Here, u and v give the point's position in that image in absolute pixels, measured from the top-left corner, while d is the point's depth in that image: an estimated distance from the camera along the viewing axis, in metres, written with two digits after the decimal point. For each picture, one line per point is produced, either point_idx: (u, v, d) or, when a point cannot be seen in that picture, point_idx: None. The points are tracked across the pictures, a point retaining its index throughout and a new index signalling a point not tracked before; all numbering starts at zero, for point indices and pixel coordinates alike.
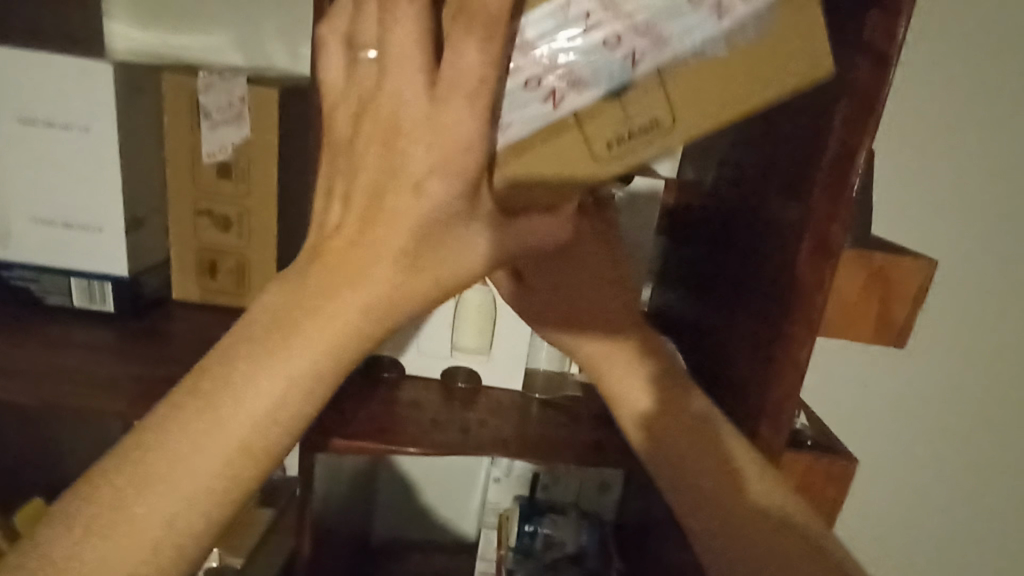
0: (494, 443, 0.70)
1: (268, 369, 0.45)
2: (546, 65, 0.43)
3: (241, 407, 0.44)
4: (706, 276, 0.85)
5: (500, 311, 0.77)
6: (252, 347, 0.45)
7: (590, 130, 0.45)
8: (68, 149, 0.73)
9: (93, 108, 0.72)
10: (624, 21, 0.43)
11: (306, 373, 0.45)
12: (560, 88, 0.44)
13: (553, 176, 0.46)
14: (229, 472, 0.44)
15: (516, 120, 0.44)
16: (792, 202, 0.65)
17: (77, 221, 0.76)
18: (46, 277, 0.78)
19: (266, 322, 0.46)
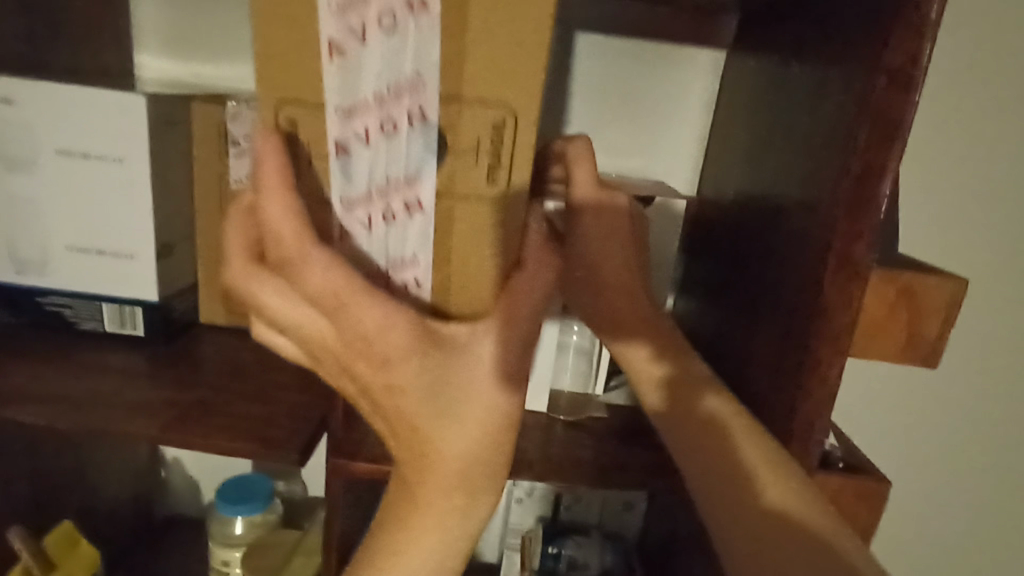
0: (520, 465, 0.70)
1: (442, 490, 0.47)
2: (380, 197, 0.46)
3: (415, 518, 0.48)
4: (727, 295, 0.85)
5: None
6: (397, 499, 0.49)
7: (464, 192, 0.49)
8: (102, 179, 0.75)
9: (126, 139, 0.74)
10: (379, 112, 0.44)
11: (445, 466, 0.47)
12: (410, 198, 0.47)
13: (491, 245, 0.50)
14: (439, 562, 0.49)
15: (412, 248, 0.48)
16: (812, 221, 0.65)
17: (110, 248, 0.78)
18: (80, 303, 0.80)
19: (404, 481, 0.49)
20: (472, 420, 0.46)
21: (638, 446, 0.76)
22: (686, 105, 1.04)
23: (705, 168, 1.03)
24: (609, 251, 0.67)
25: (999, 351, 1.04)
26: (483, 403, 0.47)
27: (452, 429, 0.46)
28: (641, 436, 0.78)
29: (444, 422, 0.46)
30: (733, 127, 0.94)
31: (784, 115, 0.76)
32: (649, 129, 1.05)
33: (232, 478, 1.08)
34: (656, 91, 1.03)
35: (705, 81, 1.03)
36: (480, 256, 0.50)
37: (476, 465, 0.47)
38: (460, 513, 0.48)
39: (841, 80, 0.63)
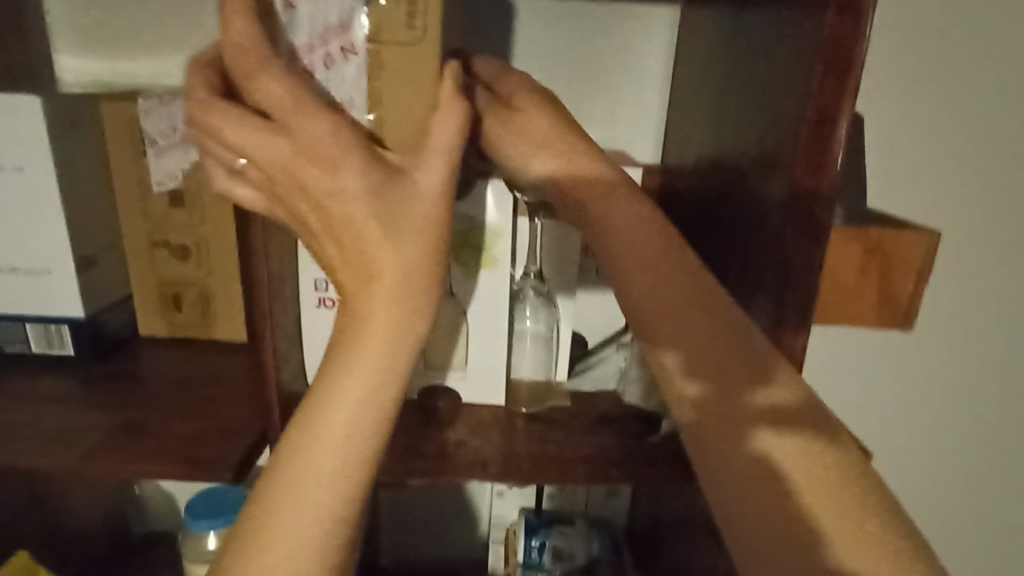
0: (476, 465, 0.65)
1: (373, 341, 0.47)
2: (320, 37, 0.49)
3: (347, 376, 0.46)
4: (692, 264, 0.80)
5: (472, 323, 0.69)
6: (330, 367, 0.47)
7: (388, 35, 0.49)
8: (5, 191, 0.70)
9: (26, 147, 0.68)
10: None
11: (384, 311, 0.47)
12: (345, 41, 0.49)
13: (416, 98, 0.51)
14: (364, 433, 0.46)
15: (351, 89, 0.50)
16: (771, 180, 0.60)
17: (24, 265, 0.72)
18: (1, 326, 0.75)
19: (335, 344, 0.48)
20: (407, 257, 0.47)
21: (608, 432, 0.71)
22: (644, 68, 0.98)
23: (668, 133, 0.97)
24: (634, 220, 0.53)
25: (991, 306, 0.98)
26: (418, 242, 0.47)
27: (390, 263, 0.47)
28: (610, 421, 0.73)
29: (380, 253, 0.47)
30: (692, 86, 0.88)
31: (740, 65, 0.70)
32: (606, 95, 0.98)
33: (199, 493, 1.04)
34: (611, 54, 0.97)
35: (662, 40, 0.97)
36: (400, 112, 0.51)
37: (412, 311, 0.47)
38: (390, 376, 0.47)
39: (792, 20, 0.58)
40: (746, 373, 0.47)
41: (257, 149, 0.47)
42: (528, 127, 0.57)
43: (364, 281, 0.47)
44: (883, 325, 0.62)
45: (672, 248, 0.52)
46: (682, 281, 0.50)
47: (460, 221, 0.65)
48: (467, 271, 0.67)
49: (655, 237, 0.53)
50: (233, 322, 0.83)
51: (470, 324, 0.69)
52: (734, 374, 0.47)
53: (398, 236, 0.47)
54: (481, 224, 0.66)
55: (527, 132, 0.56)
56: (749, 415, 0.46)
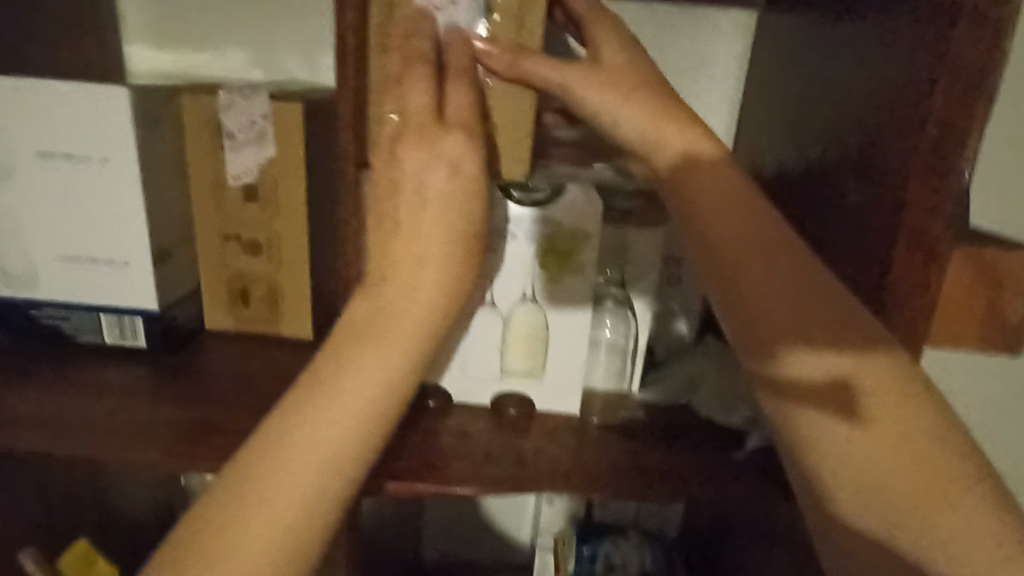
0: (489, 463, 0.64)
1: (400, 330, 0.51)
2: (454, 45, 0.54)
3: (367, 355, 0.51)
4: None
5: (553, 329, 0.67)
6: (354, 345, 0.51)
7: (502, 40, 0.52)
8: (89, 181, 0.69)
9: (110, 137, 0.67)
10: None
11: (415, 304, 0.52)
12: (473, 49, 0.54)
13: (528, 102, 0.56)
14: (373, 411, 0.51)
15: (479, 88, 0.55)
16: (881, 191, 0.57)
17: (103, 256, 0.72)
18: (76, 316, 0.75)
19: (360, 323, 0.52)
20: (438, 269, 0.52)
21: (680, 446, 0.68)
22: (715, 71, 0.95)
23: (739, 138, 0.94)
24: (718, 182, 0.52)
25: None
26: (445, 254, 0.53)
27: (422, 272, 0.53)
28: (687, 434, 0.70)
29: (415, 266, 0.52)
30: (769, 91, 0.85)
31: (835, 72, 0.68)
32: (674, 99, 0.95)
33: None
34: (682, 57, 0.94)
35: (736, 43, 0.93)
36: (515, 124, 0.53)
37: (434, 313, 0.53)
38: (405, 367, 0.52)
39: (907, 29, 0.55)
40: (793, 334, 0.47)
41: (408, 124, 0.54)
42: (634, 123, 0.54)
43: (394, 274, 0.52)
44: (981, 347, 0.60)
45: (755, 217, 0.51)
46: (755, 234, 0.50)
47: (547, 225, 0.64)
48: (551, 276, 0.66)
49: (735, 206, 0.51)
50: (299, 318, 0.82)
51: (550, 331, 0.67)
52: (781, 334, 0.48)
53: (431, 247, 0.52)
54: (567, 228, 0.64)
55: (632, 128, 0.54)
56: (790, 390, 0.47)
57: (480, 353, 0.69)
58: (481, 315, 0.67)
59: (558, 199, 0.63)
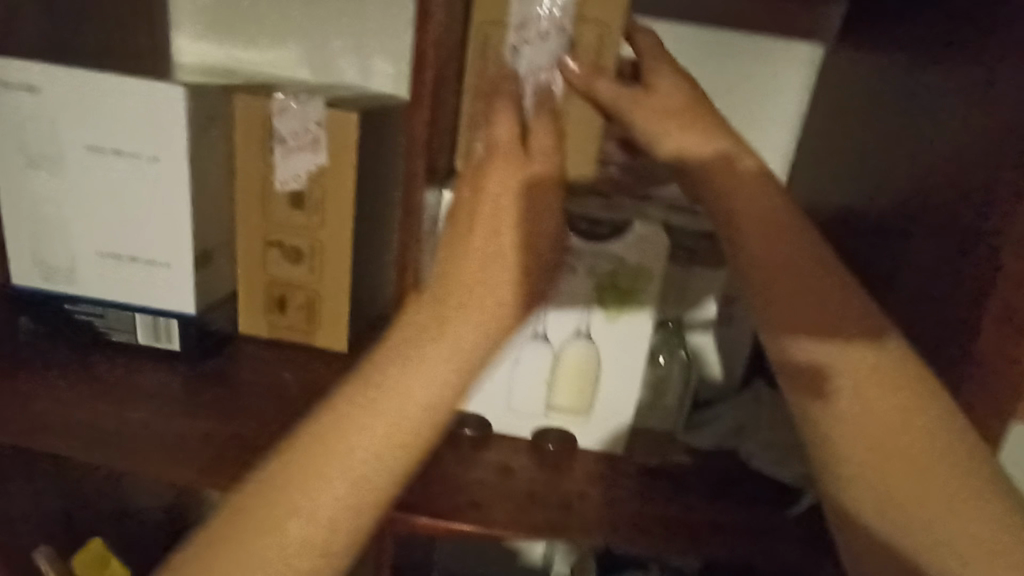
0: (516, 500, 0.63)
1: (469, 301, 0.49)
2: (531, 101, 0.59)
3: (399, 387, 0.48)
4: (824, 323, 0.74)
5: (606, 367, 0.65)
6: (430, 307, 0.49)
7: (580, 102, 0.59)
8: (137, 179, 0.67)
9: (163, 135, 0.66)
10: (535, 40, 0.58)
11: (451, 326, 0.48)
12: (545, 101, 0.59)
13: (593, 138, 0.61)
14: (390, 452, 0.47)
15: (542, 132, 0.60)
16: (970, 256, 0.54)
17: (144, 256, 0.70)
18: (111, 314, 0.73)
19: (438, 288, 0.50)
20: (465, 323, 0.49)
21: (728, 496, 0.66)
22: (785, 107, 0.90)
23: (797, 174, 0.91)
24: (754, 194, 0.50)
25: None
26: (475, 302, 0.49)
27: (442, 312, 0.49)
28: (735, 485, 0.67)
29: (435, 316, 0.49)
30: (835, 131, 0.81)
31: (917, 122, 0.65)
32: (746, 135, 0.90)
33: None
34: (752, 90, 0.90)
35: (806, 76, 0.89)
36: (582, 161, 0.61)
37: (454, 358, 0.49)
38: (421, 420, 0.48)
39: (1010, 90, 0.52)
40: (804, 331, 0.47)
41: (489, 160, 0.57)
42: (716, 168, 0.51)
43: (432, 300, 0.50)
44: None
45: (801, 241, 0.49)
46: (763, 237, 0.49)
47: (611, 261, 0.61)
48: (611, 312, 0.63)
49: (774, 229, 0.48)
50: (335, 329, 0.79)
51: (602, 369, 0.65)
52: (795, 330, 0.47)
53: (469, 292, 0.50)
54: (631, 265, 0.61)
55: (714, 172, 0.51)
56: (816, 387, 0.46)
57: (527, 385, 0.66)
58: (533, 347, 0.65)
59: (626, 235, 0.61)
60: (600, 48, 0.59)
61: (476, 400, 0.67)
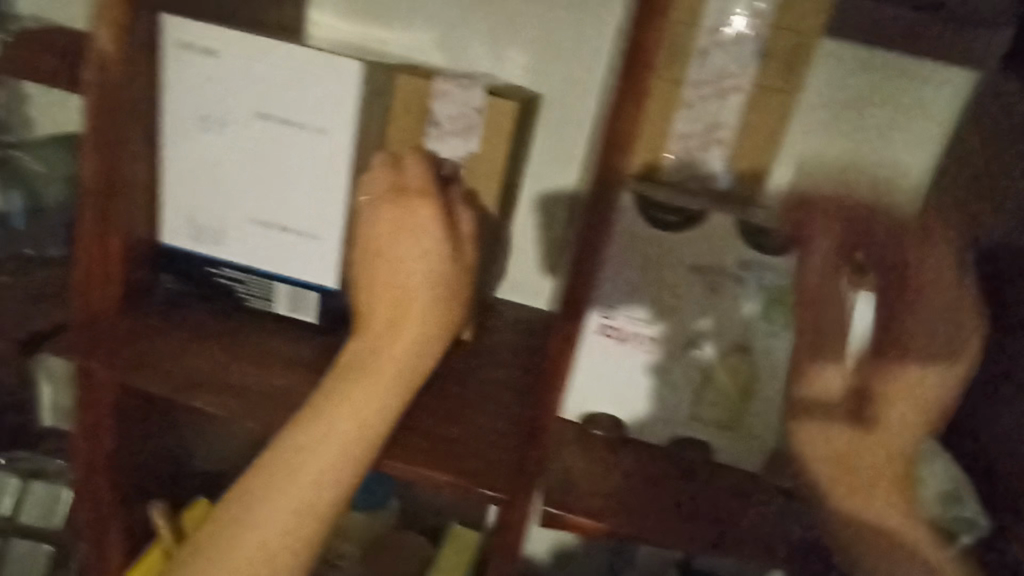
0: (615, 507, 0.61)
1: (403, 249, 0.64)
2: (704, 144, 0.63)
3: (377, 341, 0.63)
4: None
5: (760, 382, 0.64)
6: (410, 241, 0.64)
7: (755, 144, 0.63)
8: (301, 150, 0.68)
9: (334, 109, 0.66)
10: (714, 86, 0.61)
11: (402, 271, 0.63)
12: (718, 140, 0.63)
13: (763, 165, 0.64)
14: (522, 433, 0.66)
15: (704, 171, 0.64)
16: None
17: (295, 227, 0.71)
18: (254, 281, 0.73)
19: (384, 228, 0.65)
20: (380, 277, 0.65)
21: None
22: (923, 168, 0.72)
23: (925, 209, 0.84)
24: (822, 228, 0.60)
25: None
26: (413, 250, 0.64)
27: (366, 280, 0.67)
28: None
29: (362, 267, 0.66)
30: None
31: None
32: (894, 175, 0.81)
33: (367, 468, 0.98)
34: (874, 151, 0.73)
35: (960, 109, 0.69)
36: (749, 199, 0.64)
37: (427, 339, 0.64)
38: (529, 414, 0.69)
39: None
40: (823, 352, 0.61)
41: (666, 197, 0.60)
42: None
43: (396, 241, 0.64)
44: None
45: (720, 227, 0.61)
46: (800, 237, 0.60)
47: (779, 275, 0.61)
48: (776, 327, 0.62)
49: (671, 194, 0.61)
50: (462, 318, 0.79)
51: (754, 384, 0.64)
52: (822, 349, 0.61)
53: (394, 224, 0.65)
54: (808, 282, 0.60)
55: None
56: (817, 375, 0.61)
57: (675, 394, 0.65)
58: (684, 356, 0.64)
59: (798, 250, 0.60)
60: (792, 62, 0.60)
61: (616, 402, 0.67)
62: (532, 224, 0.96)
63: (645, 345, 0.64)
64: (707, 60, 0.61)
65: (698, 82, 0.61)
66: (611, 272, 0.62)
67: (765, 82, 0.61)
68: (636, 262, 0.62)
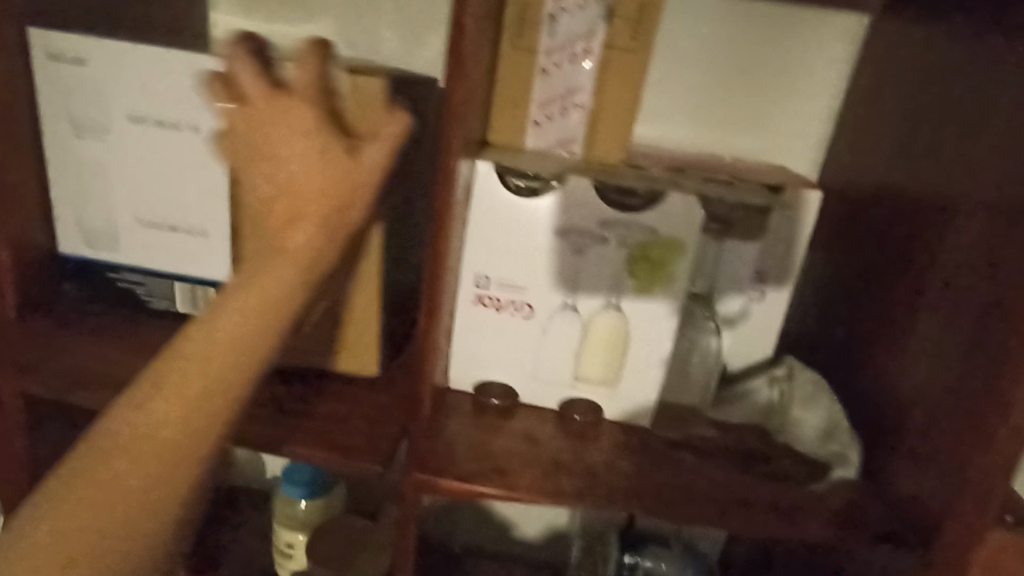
0: (498, 470, 0.62)
1: (269, 175, 0.48)
2: (559, 108, 0.63)
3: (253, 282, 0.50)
4: (856, 331, 0.71)
5: (635, 339, 0.65)
6: (284, 158, 0.47)
7: (615, 101, 0.62)
8: (175, 149, 0.69)
9: (202, 107, 0.67)
10: (564, 47, 0.61)
11: (272, 206, 0.49)
12: (575, 100, 0.63)
13: (621, 124, 0.63)
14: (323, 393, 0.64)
15: (560, 134, 0.64)
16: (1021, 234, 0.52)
17: (182, 226, 0.72)
18: (151, 281, 0.75)
19: (241, 154, 0.48)
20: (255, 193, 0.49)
21: (759, 473, 0.65)
22: (800, 129, 0.87)
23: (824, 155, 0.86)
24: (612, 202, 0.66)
25: None
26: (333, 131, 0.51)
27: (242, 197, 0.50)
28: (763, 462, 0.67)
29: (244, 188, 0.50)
30: (860, 113, 0.79)
31: (963, 97, 0.63)
32: (779, 133, 0.87)
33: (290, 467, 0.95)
34: (754, 133, 0.87)
35: (826, 92, 0.84)
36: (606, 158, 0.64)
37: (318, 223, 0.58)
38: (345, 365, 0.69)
39: None
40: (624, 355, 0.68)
41: (525, 164, 0.62)
42: None
43: (259, 167, 0.48)
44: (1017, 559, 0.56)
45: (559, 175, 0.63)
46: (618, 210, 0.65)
47: (642, 230, 0.61)
48: (639, 282, 0.63)
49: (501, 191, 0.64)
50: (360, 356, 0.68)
51: (631, 341, 0.65)
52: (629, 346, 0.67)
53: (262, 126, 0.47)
54: (663, 237, 0.61)
55: None
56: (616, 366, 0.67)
57: (554, 355, 0.66)
58: (560, 317, 0.65)
59: (657, 206, 0.60)
60: (638, 19, 0.60)
61: (504, 370, 0.68)
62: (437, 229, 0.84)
63: (523, 312, 0.65)
64: (554, 16, 0.60)
65: (549, 44, 0.61)
66: (478, 243, 0.63)
67: (617, 42, 0.61)
68: (504, 229, 0.63)
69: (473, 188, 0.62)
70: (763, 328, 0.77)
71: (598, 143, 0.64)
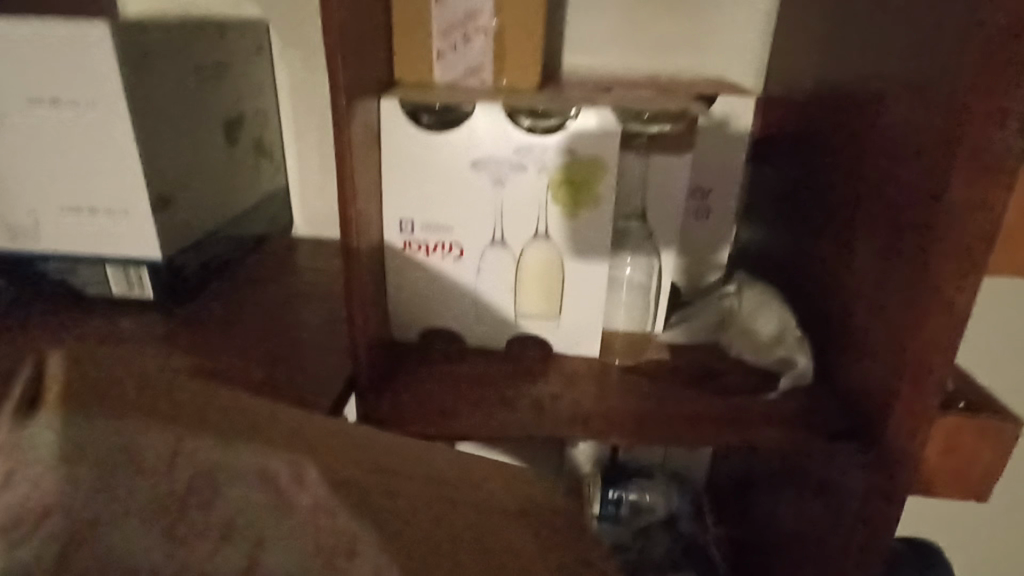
0: (441, 413, 0.60)
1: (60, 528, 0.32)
2: (462, 36, 0.61)
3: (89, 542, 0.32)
4: (801, 234, 0.70)
5: (568, 266, 0.63)
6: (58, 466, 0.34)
7: (515, 23, 0.61)
8: (77, 127, 0.67)
9: (96, 79, 0.65)
10: None
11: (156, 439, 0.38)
12: (477, 25, 0.61)
13: (526, 44, 0.61)
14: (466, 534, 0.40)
15: (468, 63, 0.62)
16: (939, 103, 0.49)
17: (103, 206, 0.70)
18: (84, 268, 0.73)
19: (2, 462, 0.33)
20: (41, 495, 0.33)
21: (711, 388, 0.64)
22: (738, 37, 0.82)
23: (763, 60, 0.83)
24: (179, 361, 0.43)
25: None
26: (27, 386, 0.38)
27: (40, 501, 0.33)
28: (715, 377, 0.66)
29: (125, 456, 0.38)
30: (790, 9, 0.76)
31: None
32: (716, 43, 0.83)
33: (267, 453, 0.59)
34: (695, 47, 0.83)
35: None
36: (519, 83, 0.63)
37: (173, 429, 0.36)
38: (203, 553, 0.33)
39: None
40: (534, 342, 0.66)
41: (437, 95, 0.60)
42: None
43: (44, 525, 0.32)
44: (987, 448, 0.51)
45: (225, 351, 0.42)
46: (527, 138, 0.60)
47: (560, 151, 0.59)
48: (565, 205, 0.61)
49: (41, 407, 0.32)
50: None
51: (567, 269, 0.63)
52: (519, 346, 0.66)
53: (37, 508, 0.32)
54: (581, 156, 0.59)
55: None
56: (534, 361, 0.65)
57: (492, 292, 0.65)
58: (490, 252, 0.63)
59: (571, 125, 0.58)
60: None
61: (444, 316, 0.66)
62: (396, 287, 0.65)
63: (453, 252, 0.63)
64: None
65: None
66: (395, 186, 0.61)
67: None
68: (419, 170, 0.60)
69: (381, 131, 0.60)
70: (715, 243, 0.76)
71: (507, 66, 0.62)
